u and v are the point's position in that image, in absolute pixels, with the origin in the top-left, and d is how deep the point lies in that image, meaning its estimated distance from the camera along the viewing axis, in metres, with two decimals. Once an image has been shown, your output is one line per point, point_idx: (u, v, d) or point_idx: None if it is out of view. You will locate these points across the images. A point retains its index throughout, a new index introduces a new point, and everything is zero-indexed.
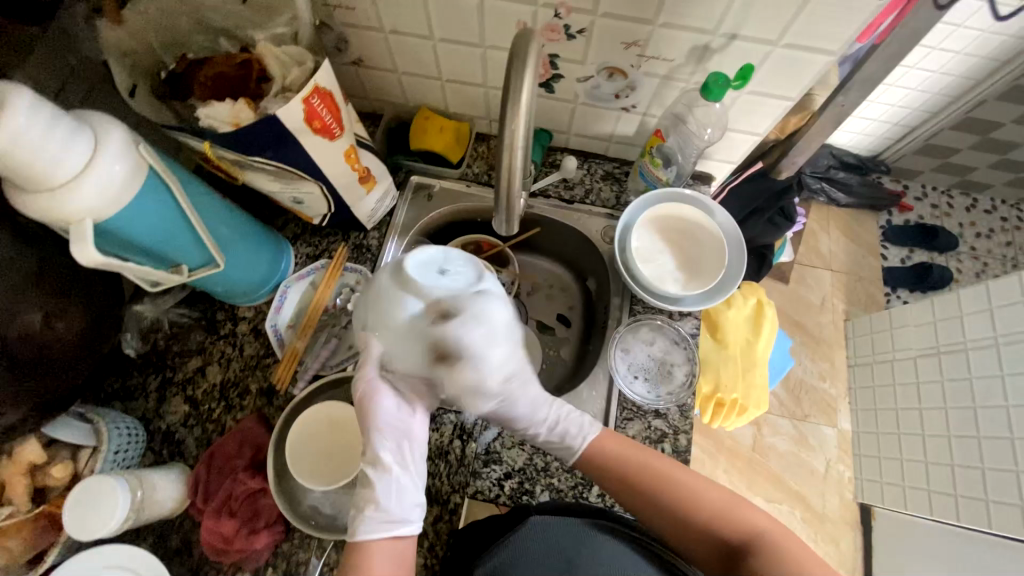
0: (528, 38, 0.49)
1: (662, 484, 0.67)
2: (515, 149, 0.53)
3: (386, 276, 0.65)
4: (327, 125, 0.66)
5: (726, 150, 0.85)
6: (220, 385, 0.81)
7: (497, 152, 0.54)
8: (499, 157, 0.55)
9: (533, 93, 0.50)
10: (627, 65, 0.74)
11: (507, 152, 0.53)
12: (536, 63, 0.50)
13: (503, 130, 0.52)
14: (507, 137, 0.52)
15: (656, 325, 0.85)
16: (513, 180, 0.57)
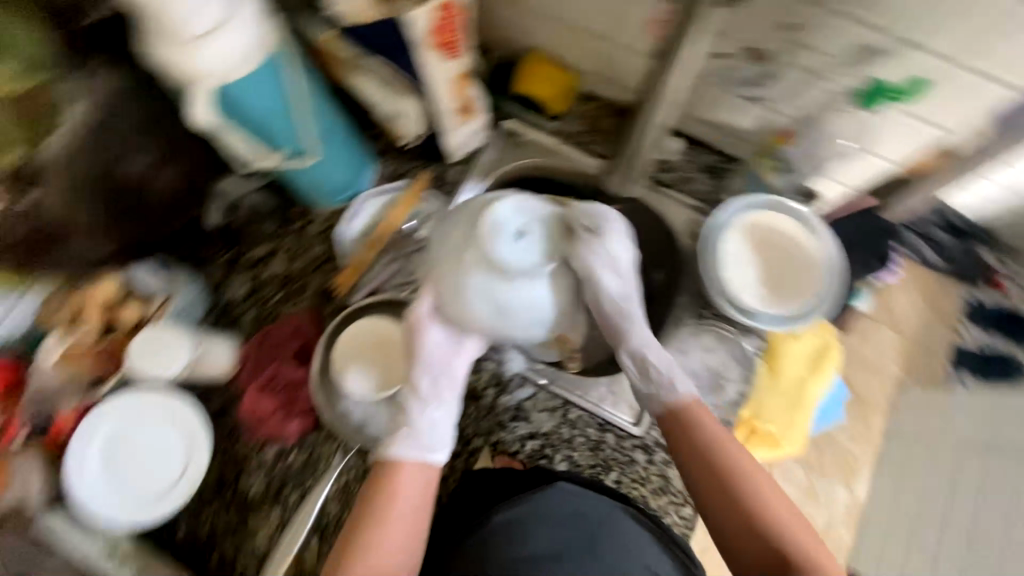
0: None
1: (732, 472, 0.59)
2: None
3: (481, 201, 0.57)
4: (452, 41, 0.67)
5: (841, 168, 0.81)
6: (282, 276, 0.83)
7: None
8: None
9: None
10: (775, 51, 0.68)
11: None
12: None
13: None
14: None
15: (723, 336, 0.84)
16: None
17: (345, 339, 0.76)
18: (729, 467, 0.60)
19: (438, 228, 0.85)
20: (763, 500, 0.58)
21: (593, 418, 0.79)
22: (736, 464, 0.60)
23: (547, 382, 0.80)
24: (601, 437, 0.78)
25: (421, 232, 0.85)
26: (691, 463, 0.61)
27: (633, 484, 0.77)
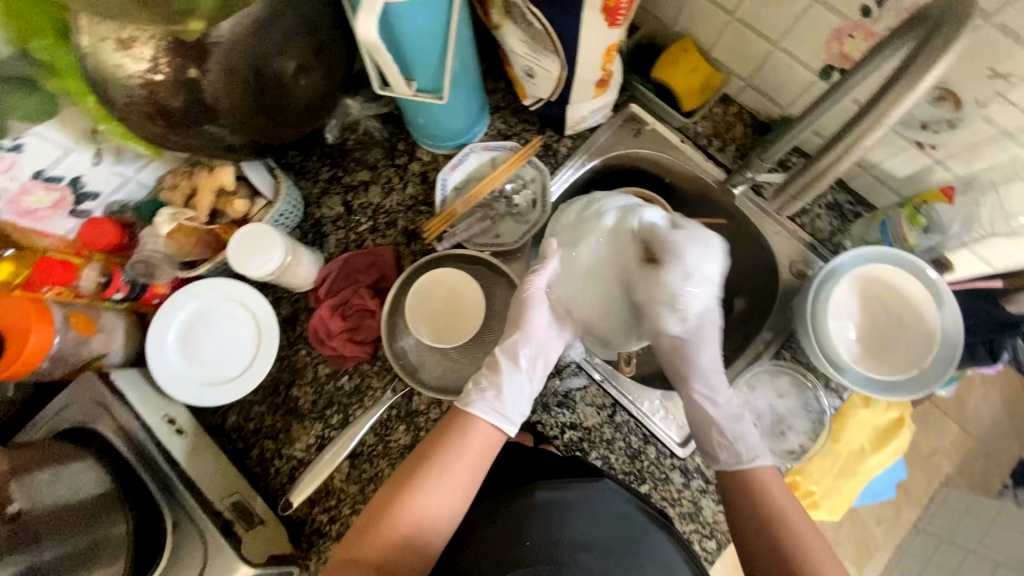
0: None
1: (776, 521, 0.60)
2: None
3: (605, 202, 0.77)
4: (619, 8, 0.62)
5: (993, 250, 0.71)
6: (375, 206, 0.84)
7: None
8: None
9: None
10: (971, 98, 0.60)
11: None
12: None
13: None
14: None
15: (799, 383, 0.78)
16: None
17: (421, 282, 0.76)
18: (771, 516, 0.61)
19: (536, 197, 0.83)
20: (806, 552, 0.58)
21: (638, 425, 0.77)
22: (781, 511, 0.61)
23: (601, 378, 0.79)
24: (641, 446, 0.77)
25: (518, 197, 0.84)
26: (737, 510, 0.63)
27: (663, 502, 0.75)
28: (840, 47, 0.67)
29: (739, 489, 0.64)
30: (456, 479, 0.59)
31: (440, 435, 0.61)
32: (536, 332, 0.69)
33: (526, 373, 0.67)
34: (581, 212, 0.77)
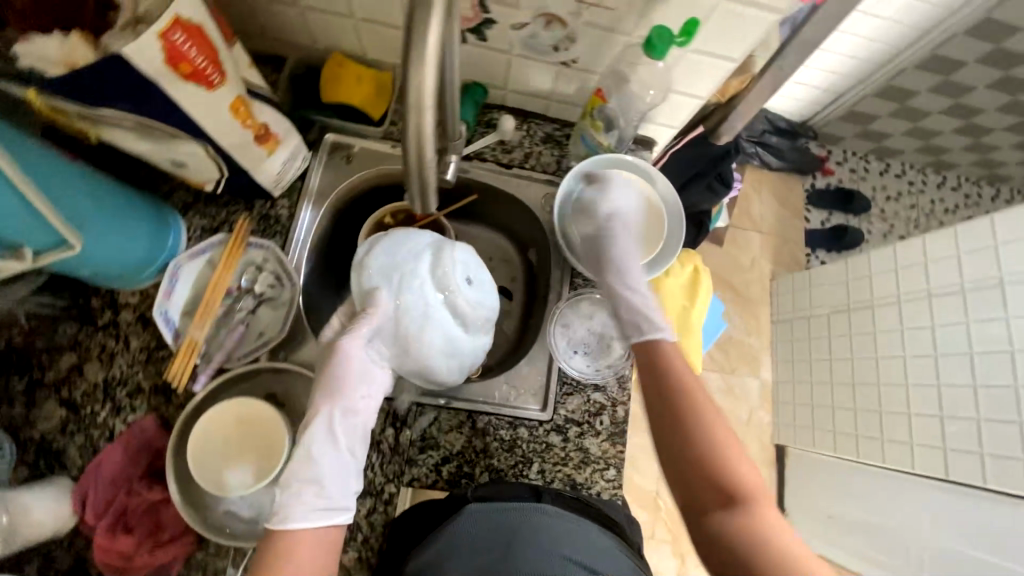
0: None
1: (684, 398, 0.61)
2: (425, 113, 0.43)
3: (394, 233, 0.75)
4: (201, 70, 0.53)
5: (669, 113, 0.80)
6: (103, 384, 0.71)
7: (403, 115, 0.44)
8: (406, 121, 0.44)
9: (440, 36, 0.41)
10: (567, 13, 0.66)
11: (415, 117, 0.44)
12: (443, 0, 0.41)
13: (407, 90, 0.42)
14: (412, 98, 0.42)
15: (597, 299, 0.84)
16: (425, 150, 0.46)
17: (200, 433, 0.65)
18: (678, 395, 0.61)
19: (277, 273, 0.74)
20: (713, 430, 0.59)
21: (501, 419, 0.77)
22: (683, 393, 0.62)
23: (446, 401, 0.76)
24: (514, 434, 0.77)
25: (259, 284, 0.74)
26: (653, 399, 0.63)
27: (556, 468, 0.77)
28: None
29: (655, 370, 0.65)
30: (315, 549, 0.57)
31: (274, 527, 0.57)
32: (353, 394, 0.65)
33: (348, 448, 0.63)
34: (387, 257, 0.73)
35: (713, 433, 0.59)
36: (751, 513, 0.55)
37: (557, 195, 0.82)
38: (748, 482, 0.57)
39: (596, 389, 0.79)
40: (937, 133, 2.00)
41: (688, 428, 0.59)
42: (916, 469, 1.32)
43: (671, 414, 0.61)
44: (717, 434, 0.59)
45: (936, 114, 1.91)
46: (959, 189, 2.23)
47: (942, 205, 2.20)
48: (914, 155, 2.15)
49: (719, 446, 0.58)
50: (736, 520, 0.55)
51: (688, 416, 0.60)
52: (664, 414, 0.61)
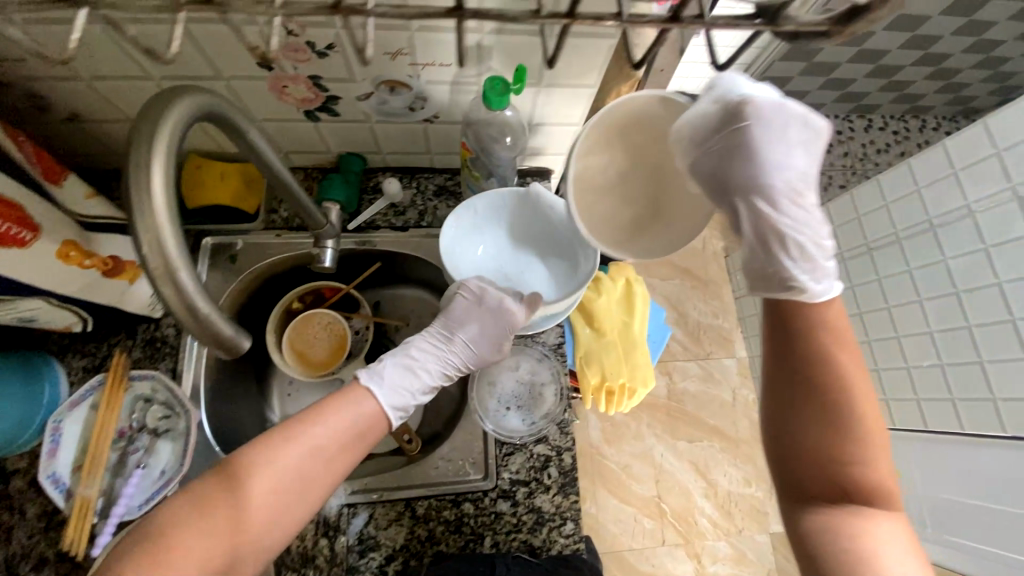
0: (180, 89, 0.38)
1: (845, 387, 0.49)
2: (178, 271, 0.35)
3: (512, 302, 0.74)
4: (7, 234, 0.49)
5: (551, 144, 0.79)
6: (4, 564, 0.66)
7: (151, 280, 0.35)
8: (158, 285, 0.36)
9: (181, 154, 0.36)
10: (405, 76, 0.63)
11: (163, 281, 0.35)
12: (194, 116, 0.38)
13: (142, 254, 0.34)
14: (154, 258, 0.34)
15: (515, 347, 0.81)
16: (198, 304, 0.36)
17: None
18: (834, 382, 0.49)
19: (170, 402, 0.69)
20: (868, 425, 0.49)
21: (442, 499, 0.72)
22: (841, 374, 0.49)
23: (379, 495, 0.72)
24: (458, 512, 0.72)
25: (150, 419, 0.69)
26: (798, 371, 0.50)
27: (510, 537, 0.72)
28: (291, 96, 0.65)
29: (805, 335, 0.50)
30: (285, 466, 0.52)
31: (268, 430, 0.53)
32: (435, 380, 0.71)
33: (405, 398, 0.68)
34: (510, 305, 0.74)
35: (858, 420, 0.49)
36: (872, 515, 0.49)
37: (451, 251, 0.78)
38: (880, 479, 0.50)
39: (537, 442, 0.75)
40: (852, 81, 2.03)
41: (837, 416, 0.49)
42: (896, 426, 1.26)
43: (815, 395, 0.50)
44: (869, 428, 0.49)
45: (845, 64, 1.94)
46: (886, 128, 2.26)
47: (874, 147, 2.23)
48: (836, 106, 2.18)
49: (861, 440, 0.49)
50: (844, 519, 0.49)
51: (837, 405, 0.49)
52: (804, 391, 0.50)
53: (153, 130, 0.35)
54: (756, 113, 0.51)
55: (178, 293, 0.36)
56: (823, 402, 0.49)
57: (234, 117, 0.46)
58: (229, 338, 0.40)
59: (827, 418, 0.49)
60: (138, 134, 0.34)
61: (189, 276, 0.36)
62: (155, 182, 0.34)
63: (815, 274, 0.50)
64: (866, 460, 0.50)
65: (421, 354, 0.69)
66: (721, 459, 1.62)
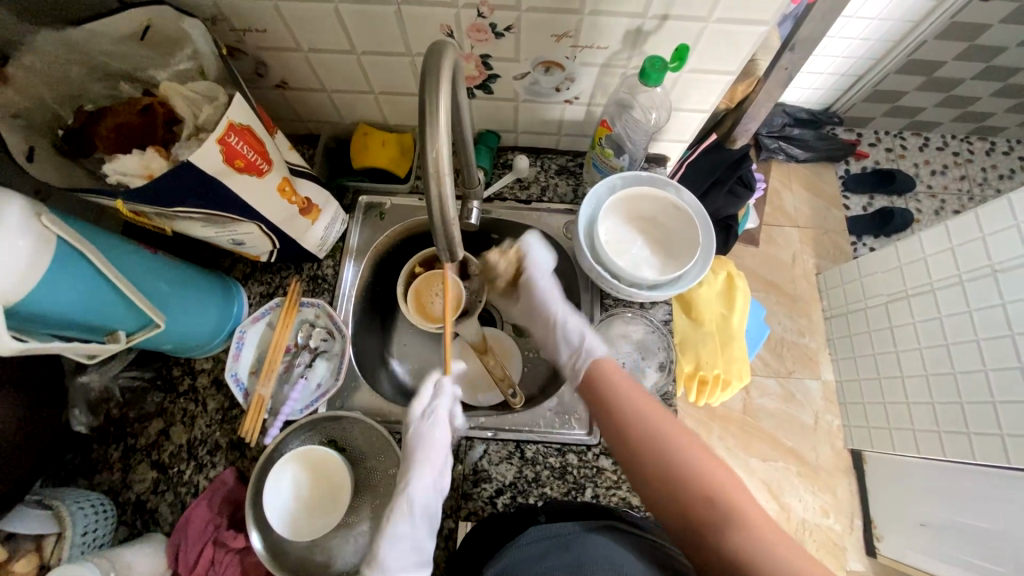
0: (442, 47, 0.46)
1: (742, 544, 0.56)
2: (443, 179, 0.45)
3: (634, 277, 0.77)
4: (252, 162, 0.61)
5: (676, 130, 0.82)
6: (187, 445, 0.78)
7: (424, 183, 0.45)
8: (427, 188, 0.46)
9: (452, 96, 0.45)
10: (562, 57, 0.71)
11: (434, 185, 0.45)
12: (456, 61, 0.47)
13: (424, 162, 0.44)
14: (431, 167, 0.44)
15: (630, 317, 0.84)
16: (448, 210, 0.47)
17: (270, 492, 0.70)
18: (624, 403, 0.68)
19: (329, 328, 0.83)
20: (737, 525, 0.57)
21: (549, 446, 0.79)
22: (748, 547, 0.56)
23: (494, 433, 0.80)
24: (563, 461, 0.78)
25: (313, 339, 0.82)
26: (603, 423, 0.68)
27: (610, 492, 0.76)
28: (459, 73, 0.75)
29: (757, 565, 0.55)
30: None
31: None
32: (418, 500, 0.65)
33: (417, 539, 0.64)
34: (627, 262, 0.79)
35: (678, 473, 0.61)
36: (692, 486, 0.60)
37: (603, 194, 0.82)
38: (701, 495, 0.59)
39: None
40: (976, 99, 1.89)
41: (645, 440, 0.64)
42: (1013, 464, 1.22)
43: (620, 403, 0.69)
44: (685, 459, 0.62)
45: (970, 81, 1.82)
46: (1013, 152, 2.08)
47: (996, 172, 2.05)
48: (954, 125, 2.04)
49: (694, 476, 0.60)
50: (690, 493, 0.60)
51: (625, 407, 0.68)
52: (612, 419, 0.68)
53: (438, 67, 0.44)
54: (629, 254, 0.79)
55: (439, 198, 0.46)
56: (634, 449, 0.64)
57: (459, 89, 0.52)
58: (455, 243, 0.52)
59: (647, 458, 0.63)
60: (428, 73, 0.43)
61: (447, 186, 0.46)
62: (441, 102, 0.43)
63: (585, 350, 0.75)
64: (718, 491, 0.59)
65: (405, 512, 0.64)
66: (796, 483, 1.58)
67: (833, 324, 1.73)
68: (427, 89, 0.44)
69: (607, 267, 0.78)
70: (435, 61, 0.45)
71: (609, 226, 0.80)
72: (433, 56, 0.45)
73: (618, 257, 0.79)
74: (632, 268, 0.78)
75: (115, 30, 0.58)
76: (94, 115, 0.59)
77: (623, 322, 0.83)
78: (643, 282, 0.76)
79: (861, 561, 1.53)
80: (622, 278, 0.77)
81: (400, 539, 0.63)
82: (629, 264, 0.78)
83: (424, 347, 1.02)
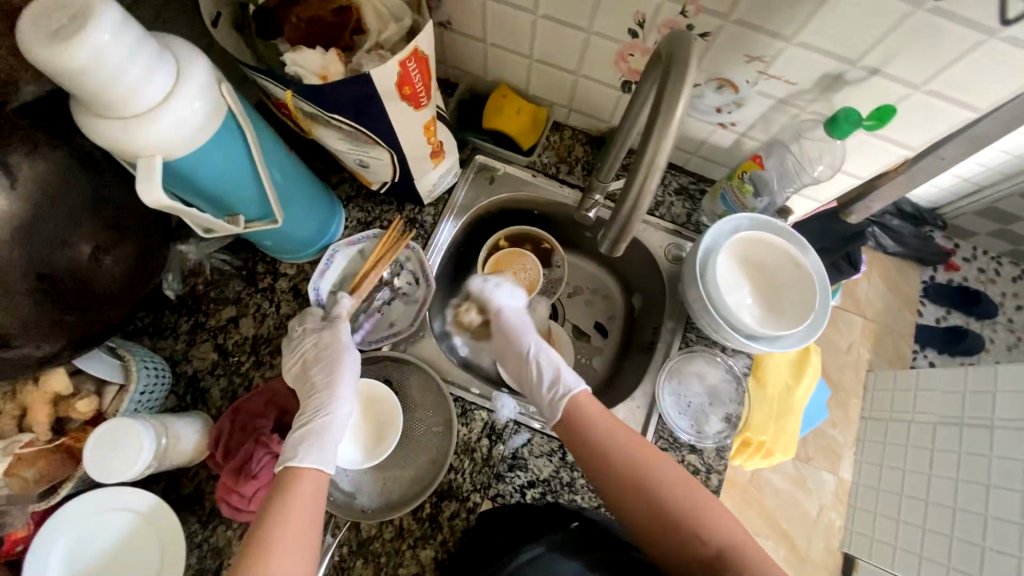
0: (685, 41, 0.45)
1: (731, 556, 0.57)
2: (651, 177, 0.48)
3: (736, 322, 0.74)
4: (417, 93, 0.60)
5: (820, 188, 0.78)
6: (251, 339, 0.80)
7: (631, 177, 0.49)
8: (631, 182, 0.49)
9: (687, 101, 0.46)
10: (742, 80, 0.67)
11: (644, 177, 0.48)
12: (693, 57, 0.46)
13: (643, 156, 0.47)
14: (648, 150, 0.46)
15: (711, 358, 0.82)
16: (640, 206, 0.51)
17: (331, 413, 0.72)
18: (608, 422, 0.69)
19: (416, 274, 0.82)
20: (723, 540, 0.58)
21: None
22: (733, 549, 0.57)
23: (541, 426, 0.79)
24: None
25: (398, 280, 0.83)
26: (581, 458, 0.67)
27: None
28: (627, 65, 0.73)
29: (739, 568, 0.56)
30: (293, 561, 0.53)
31: (261, 519, 0.55)
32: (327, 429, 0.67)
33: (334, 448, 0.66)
34: (732, 299, 0.76)
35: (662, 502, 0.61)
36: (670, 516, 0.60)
37: (726, 228, 0.78)
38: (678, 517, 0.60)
39: (691, 449, 0.77)
40: None
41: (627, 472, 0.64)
42: None
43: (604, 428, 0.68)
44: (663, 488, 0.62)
45: None
46: None
47: None
48: None
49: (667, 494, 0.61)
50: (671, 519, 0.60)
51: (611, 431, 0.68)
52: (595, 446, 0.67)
53: (685, 63, 0.44)
54: (737, 296, 0.76)
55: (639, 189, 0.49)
56: (609, 473, 0.64)
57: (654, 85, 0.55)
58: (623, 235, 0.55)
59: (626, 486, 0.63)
60: (674, 69, 0.44)
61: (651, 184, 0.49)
62: (678, 104, 0.45)
63: (562, 385, 0.73)
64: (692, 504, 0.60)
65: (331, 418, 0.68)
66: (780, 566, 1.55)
67: (870, 425, 1.67)
68: (667, 87, 0.45)
69: (715, 300, 0.75)
70: (679, 59, 0.45)
71: (725, 261, 0.77)
72: (678, 51, 0.45)
73: (727, 295, 0.76)
74: (736, 309, 0.75)
75: None
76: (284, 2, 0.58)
77: (702, 361, 0.81)
78: (746, 326, 0.74)
79: None
80: (726, 317, 0.75)
81: (323, 437, 0.66)
82: (735, 306, 0.76)
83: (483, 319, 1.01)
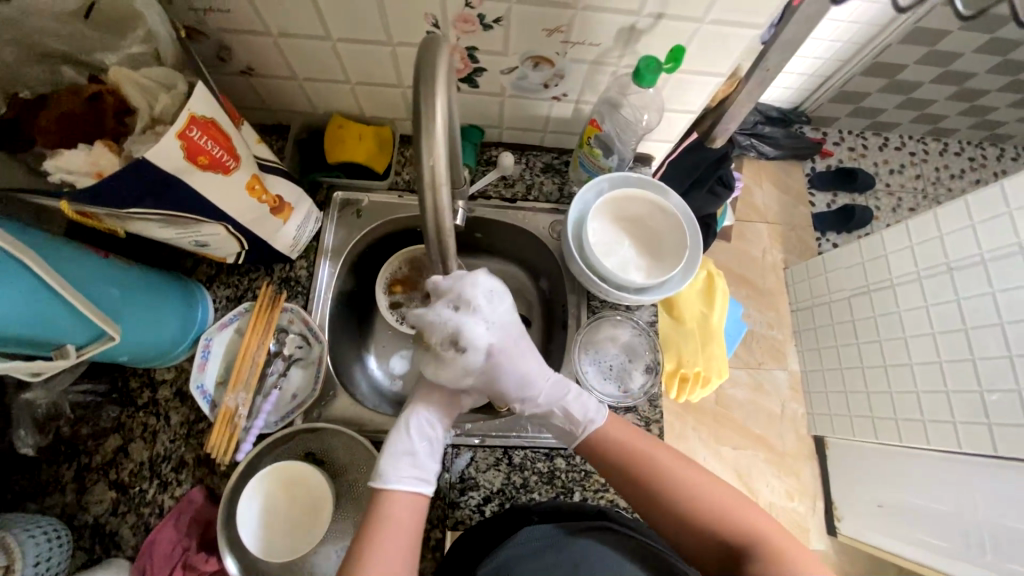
0: (436, 41, 0.44)
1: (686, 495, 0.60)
2: (439, 189, 0.44)
3: (621, 279, 0.76)
4: (217, 158, 0.56)
5: (664, 130, 0.81)
6: (148, 463, 0.72)
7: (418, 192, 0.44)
8: (422, 197, 0.44)
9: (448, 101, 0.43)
10: (553, 53, 0.68)
11: (432, 190, 0.44)
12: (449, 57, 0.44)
13: (420, 170, 0.43)
14: (426, 177, 0.43)
15: (617, 320, 0.84)
16: (443, 219, 0.46)
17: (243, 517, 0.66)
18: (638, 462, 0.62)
19: (304, 334, 0.79)
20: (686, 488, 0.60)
21: (537, 452, 0.78)
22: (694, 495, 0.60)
23: (480, 440, 0.78)
24: (551, 466, 0.77)
25: (288, 347, 0.78)
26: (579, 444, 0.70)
27: (598, 494, 0.76)
28: None
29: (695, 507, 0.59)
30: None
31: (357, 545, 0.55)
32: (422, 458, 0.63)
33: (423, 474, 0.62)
34: (613, 258, 0.78)
35: (784, 562, 0.55)
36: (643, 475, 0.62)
37: (588, 195, 0.81)
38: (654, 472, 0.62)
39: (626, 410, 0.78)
40: (932, 102, 1.99)
41: (674, 508, 0.59)
42: (963, 450, 1.30)
43: (655, 493, 0.61)
44: (747, 530, 0.57)
45: (927, 84, 1.91)
46: (962, 153, 2.20)
47: (947, 172, 2.17)
48: (912, 126, 2.14)
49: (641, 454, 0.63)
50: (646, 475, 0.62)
51: (650, 478, 0.61)
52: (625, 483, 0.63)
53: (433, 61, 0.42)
54: (618, 254, 0.79)
55: (437, 225, 0.47)
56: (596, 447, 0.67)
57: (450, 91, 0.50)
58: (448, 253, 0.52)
59: (712, 569, 0.58)
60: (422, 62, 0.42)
61: (443, 195, 0.44)
62: (436, 110, 0.42)
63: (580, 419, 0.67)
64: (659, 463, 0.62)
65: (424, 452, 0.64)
66: (765, 469, 1.64)
67: (799, 316, 1.80)
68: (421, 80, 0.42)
69: (596, 265, 0.76)
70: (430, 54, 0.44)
71: (596, 226, 0.79)
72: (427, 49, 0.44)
73: (606, 258, 0.78)
74: (620, 268, 0.78)
75: (56, 6, 0.51)
76: (32, 103, 0.52)
77: (611, 324, 0.83)
78: (632, 281, 0.76)
79: (823, 539, 1.61)
80: (612, 278, 0.76)
81: (411, 459, 0.63)
82: (619, 265, 0.78)
83: (403, 347, 0.97)
